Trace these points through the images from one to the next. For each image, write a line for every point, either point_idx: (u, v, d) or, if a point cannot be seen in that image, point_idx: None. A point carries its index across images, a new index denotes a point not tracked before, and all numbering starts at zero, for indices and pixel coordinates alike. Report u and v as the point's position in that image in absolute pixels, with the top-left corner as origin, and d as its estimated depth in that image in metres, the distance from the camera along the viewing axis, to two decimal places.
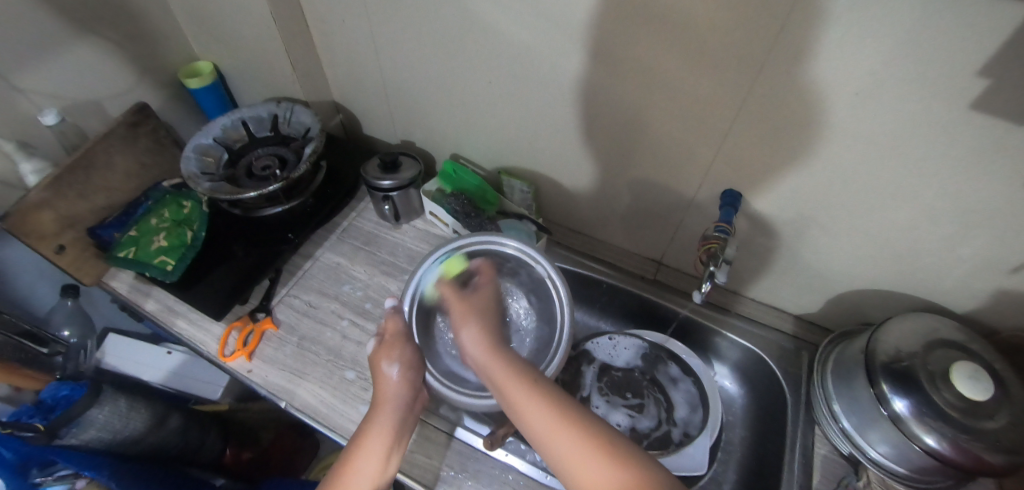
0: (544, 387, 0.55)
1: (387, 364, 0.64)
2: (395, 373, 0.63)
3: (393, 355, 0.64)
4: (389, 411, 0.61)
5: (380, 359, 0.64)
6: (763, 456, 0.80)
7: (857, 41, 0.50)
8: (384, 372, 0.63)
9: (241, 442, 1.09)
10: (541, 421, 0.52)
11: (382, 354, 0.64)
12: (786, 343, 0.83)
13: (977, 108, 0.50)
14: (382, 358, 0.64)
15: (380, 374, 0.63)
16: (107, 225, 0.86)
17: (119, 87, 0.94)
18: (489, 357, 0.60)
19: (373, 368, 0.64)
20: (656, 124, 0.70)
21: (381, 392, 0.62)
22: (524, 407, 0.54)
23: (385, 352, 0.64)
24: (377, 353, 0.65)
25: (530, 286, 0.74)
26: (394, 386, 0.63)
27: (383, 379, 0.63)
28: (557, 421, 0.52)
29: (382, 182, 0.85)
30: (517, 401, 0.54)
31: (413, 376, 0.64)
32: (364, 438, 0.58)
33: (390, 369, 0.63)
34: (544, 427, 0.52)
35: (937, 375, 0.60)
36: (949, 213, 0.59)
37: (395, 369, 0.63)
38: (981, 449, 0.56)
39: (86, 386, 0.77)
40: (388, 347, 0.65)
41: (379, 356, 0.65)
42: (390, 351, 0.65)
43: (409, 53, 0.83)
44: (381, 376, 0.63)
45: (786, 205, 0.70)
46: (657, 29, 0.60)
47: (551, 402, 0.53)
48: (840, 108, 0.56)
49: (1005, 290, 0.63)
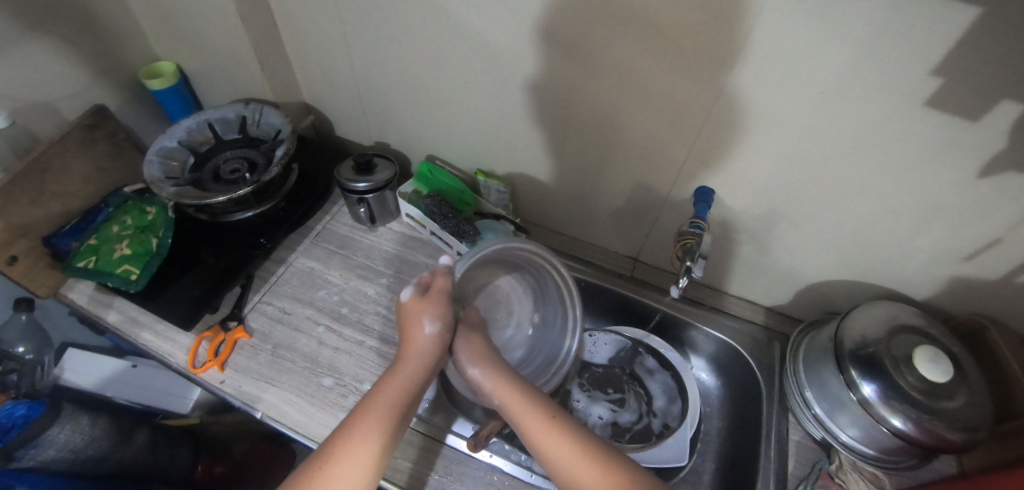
0: (557, 420, 0.56)
1: (427, 319, 0.62)
2: (431, 331, 0.62)
3: (436, 313, 0.62)
4: (417, 365, 0.61)
5: (421, 312, 0.62)
6: (739, 445, 0.82)
7: (821, 42, 0.53)
8: (415, 322, 0.62)
9: (212, 454, 1.01)
10: (572, 466, 0.52)
11: (421, 309, 0.62)
12: (759, 334, 0.85)
13: (931, 105, 0.52)
14: (422, 311, 0.62)
15: (415, 326, 0.62)
16: (63, 233, 0.81)
17: (74, 87, 0.89)
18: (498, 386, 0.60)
19: (410, 318, 0.63)
20: (631, 124, 0.71)
21: (410, 345, 0.62)
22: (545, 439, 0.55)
23: (428, 308, 0.62)
24: (415, 304, 0.63)
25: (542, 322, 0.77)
26: (426, 342, 0.62)
27: (418, 332, 0.62)
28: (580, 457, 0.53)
29: (356, 184, 0.83)
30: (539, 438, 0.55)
31: (446, 338, 0.63)
32: (386, 388, 0.59)
33: (428, 324, 0.62)
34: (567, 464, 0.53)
35: (900, 359, 0.63)
36: (909, 205, 0.62)
37: (434, 328, 0.62)
38: (942, 428, 0.59)
39: (44, 404, 0.72)
40: (428, 301, 0.63)
41: (417, 307, 0.63)
42: (433, 305, 0.62)
43: (383, 53, 0.82)
44: (416, 329, 0.62)
45: (757, 201, 0.72)
46: (630, 30, 0.61)
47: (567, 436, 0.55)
48: (807, 106, 0.58)
49: (960, 277, 0.67)
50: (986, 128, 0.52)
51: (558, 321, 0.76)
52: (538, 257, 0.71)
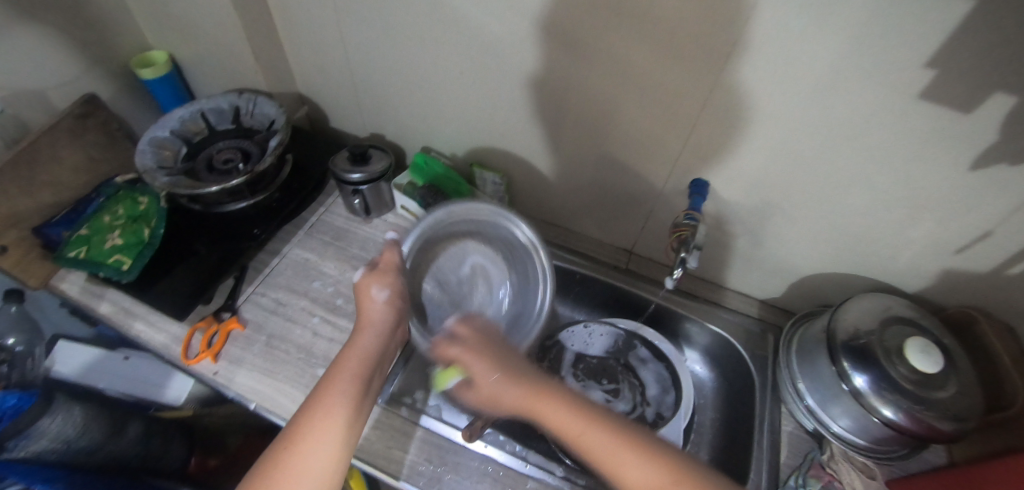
0: (578, 404, 0.52)
1: (376, 288, 0.64)
2: (383, 298, 0.63)
3: (383, 281, 0.64)
4: (372, 335, 0.61)
5: (370, 284, 0.64)
6: (732, 435, 0.81)
7: (815, 34, 0.53)
8: (368, 292, 0.64)
9: (206, 450, 1.04)
10: (609, 453, 0.49)
11: (370, 282, 0.64)
12: (753, 326, 0.86)
13: (924, 98, 0.53)
14: (371, 283, 0.64)
15: (367, 297, 0.63)
16: (54, 224, 0.80)
17: (64, 76, 0.88)
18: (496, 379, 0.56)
19: (361, 291, 0.64)
20: (626, 115, 0.71)
21: (364, 315, 0.62)
22: (583, 437, 0.50)
23: (377, 277, 0.65)
24: (365, 276, 0.65)
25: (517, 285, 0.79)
26: (380, 309, 0.63)
27: (369, 304, 0.63)
28: (615, 446, 0.49)
29: (351, 175, 0.82)
30: (576, 432, 0.51)
31: (399, 305, 0.64)
32: (346, 359, 0.58)
33: (378, 293, 0.64)
34: (613, 460, 0.49)
35: (892, 350, 0.64)
36: (902, 197, 0.63)
37: (384, 294, 0.63)
38: (932, 418, 0.60)
39: (35, 395, 0.72)
40: (382, 270, 0.65)
41: (367, 281, 0.65)
42: (379, 278, 0.64)
43: (379, 43, 0.81)
44: (368, 301, 0.63)
45: (752, 193, 0.72)
46: (626, 20, 0.61)
47: (600, 424, 0.51)
48: (801, 98, 0.58)
49: (951, 270, 0.67)
50: (979, 120, 0.52)
51: (528, 276, 0.78)
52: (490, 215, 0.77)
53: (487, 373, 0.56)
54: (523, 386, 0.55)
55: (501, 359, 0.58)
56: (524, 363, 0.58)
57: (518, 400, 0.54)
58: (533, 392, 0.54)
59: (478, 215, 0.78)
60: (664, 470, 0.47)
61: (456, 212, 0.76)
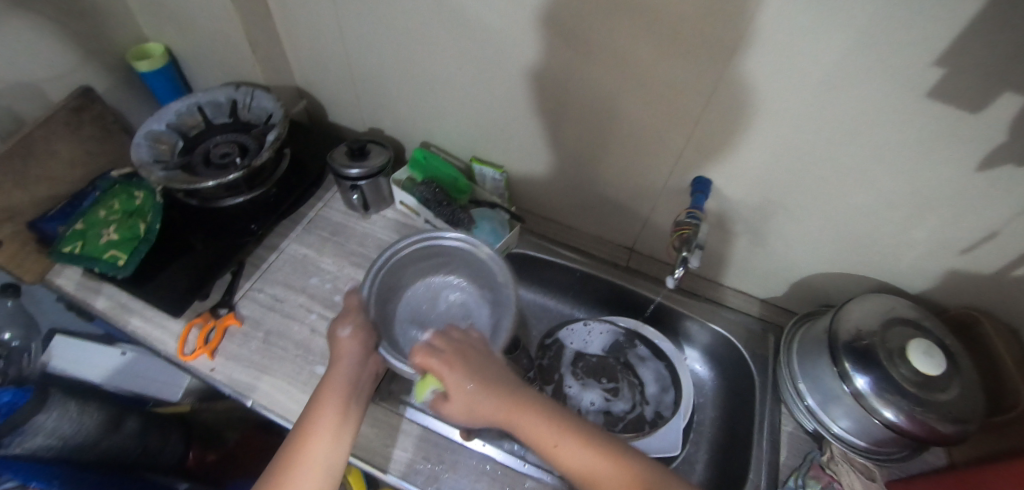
0: (560, 418, 0.56)
1: (341, 325, 0.65)
2: (348, 334, 0.65)
3: (347, 318, 0.66)
4: (343, 368, 0.63)
5: (336, 324, 0.66)
6: (732, 435, 0.81)
7: (822, 30, 0.52)
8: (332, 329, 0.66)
9: (205, 444, 1.03)
10: (590, 467, 0.53)
11: (337, 322, 0.66)
12: (753, 325, 0.85)
13: (932, 97, 0.52)
14: (338, 323, 0.66)
15: (335, 334, 0.65)
16: (50, 218, 0.80)
17: (60, 68, 0.87)
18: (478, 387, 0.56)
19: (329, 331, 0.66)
20: (628, 112, 0.70)
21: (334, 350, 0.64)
22: (558, 449, 0.54)
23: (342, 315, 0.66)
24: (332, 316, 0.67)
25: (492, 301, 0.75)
26: (349, 343, 0.64)
27: (336, 342, 0.64)
28: (599, 461, 0.53)
29: (349, 170, 0.82)
30: (551, 444, 0.54)
31: (365, 337, 0.65)
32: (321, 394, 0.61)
33: (343, 330, 0.65)
34: (592, 472, 0.53)
35: (894, 351, 0.63)
36: (907, 197, 0.62)
37: (348, 331, 0.65)
38: (934, 420, 0.59)
39: (30, 390, 0.70)
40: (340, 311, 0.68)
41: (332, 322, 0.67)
42: (346, 317, 0.66)
43: (378, 36, 0.80)
44: (336, 338, 0.65)
45: (755, 191, 0.71)
46: (629, 15, 0.60)
47: (583, 441, 0.55)
48: (806, 96, 0.57)
49: (955, 270, 0.67)
50: (987, 120, 0.51)
51: (485, 271, 0.75)
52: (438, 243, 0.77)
53: (463, 382, 0.56)
54: (503, 398, 0.56)
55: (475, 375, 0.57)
56: (501, 372, 0.59)
57: (494, 409, 0.56)
58: (511, 407, 0.56)
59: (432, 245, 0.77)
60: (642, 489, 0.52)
61: (408, 248, 0.76)
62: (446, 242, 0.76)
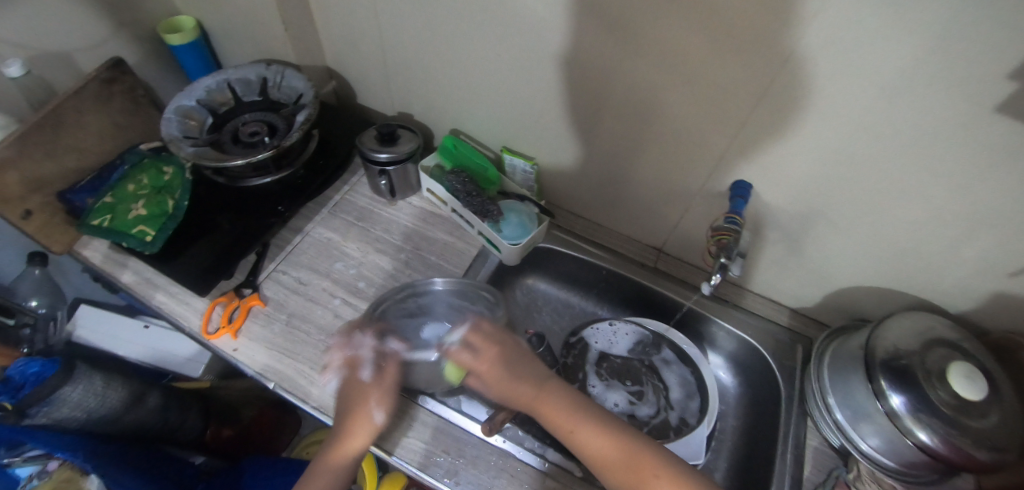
0: (578, 409, 0.63)
1: (376, 410, 0.64)
2: (378, 421, 0.64)
3: (383, 402, 0.65)
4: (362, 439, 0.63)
5: (371, 400, 0.65)
6: (753, 446, 0.80)
7: (889, 34, 0.49)
8: (360, 376, 0.67)
9: (222, 419, 1.03)
10: (603, 450, 0.59)
11: (376, 396, 0.65)
12: (782, 335, 0.83)
13: (1000, 111, 0.49)
14: (377, 401, 0.65)
15: (370, 405, 0.64)
16: (79, 190, 0.79)
17: (92, 39, 0.86)
18: (506, 382, 0.66)
19: (348, 368, 0.68)
20: (670, 109, 0.68)
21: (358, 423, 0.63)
22: (575, 433, 0.61)
23: (377, 395, 0.65)
24: (363, 351, 0.69)
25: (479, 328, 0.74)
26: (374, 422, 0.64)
27: (365, 421, 0.63)
28: (610, 445, 0.59)
29: (378, 154, 0.81)
30: (570, 427, 0.61)
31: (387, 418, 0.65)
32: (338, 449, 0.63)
33: (377, 415, 0.64)
34: (605, 455, 0.59)
35: (933, 372, 0.61)
36: (960, 215, 0.59)
37: (381, 417, 0.64)
38: (971, 446, 0.58)
39: (58, 362, 0.72)
40: (363, 352, 0.69)
41: (353, 361, 0.69)
42: (386, 395, 0.66)
43: (413, 19, 0.78)
44: (367, 412, 0.64)
45: (797, 199, 0.69)
46: (680, 9, 0.57)
47: (597, 428, 0.61)
48: (864, 103, 0.55)
49: (1002, 293, 0.64)
50: None
51: (462, 292, 0.77)
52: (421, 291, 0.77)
53: (495, 374, 0.66)
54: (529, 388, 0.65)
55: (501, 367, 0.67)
56: (529, 366, 0.67)
57: (522, 397, 0.65)
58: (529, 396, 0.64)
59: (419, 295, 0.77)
60: (647, 469, 0.57)
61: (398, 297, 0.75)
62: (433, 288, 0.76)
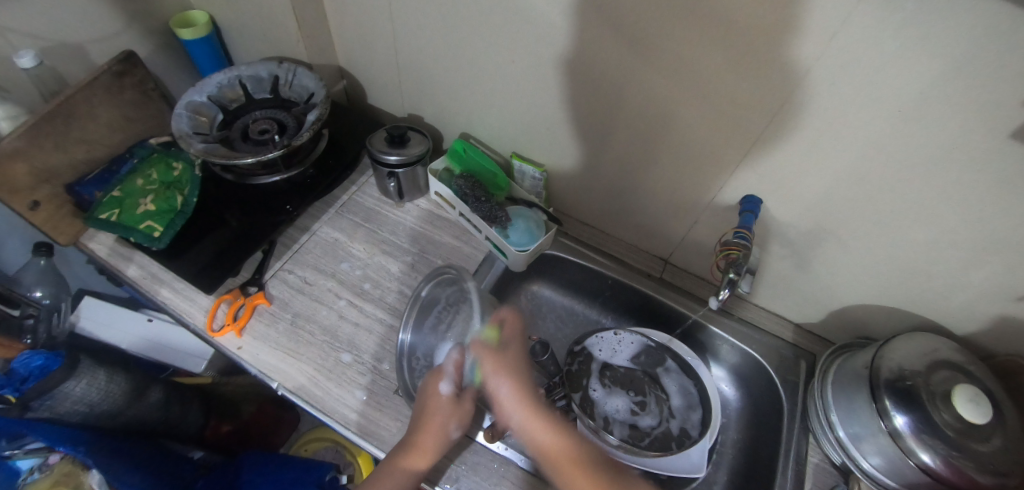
0: (569, 446, 0.61)
1: (442, 382, 0.63)
2: (447, 392, 0.63)
3: (445, 372, 0.64)
4: (435, 426, 0.61)
5: (440, 398, 0.63)
6: (754, 460, 0.80)
7: (907, 58, 0.49)
8: (439, 389, 0.63)
9: (222, 414, 1.01)
10: (586, 487, 0.58)
11: (450, 414, 0.62)
12: (786, 350, 0.83)
13: (1016, 137, 0.48)
14: (450, 419, 0.62)
15: (441, 421, 0.61)
16: (87, 182, 0.80)
17: (104, 32, 0.86)
18: (513, 398, 0.62)
19: (430, 376, 0.64)
20: (683, 122, 0.67)
21: (426, 403, 0.62)
22: (557, 460, 0.60)
23: (439, 376, 0.64)
24: (448, 364, 0.64)
25: (457, 300, 0.69)
26: (445, 403, 0.63)
27: (439, 404, 0.62)
28: (590, 485, 0.58)
29: (388, 156, 0.81)
30: (551, 459, 0.60)
31: (458, 407, 0.63)
32: (414, 438, 0.61)
33: (444, 386, 0.63)
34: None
35: (938, 394, 0.61)
36: (971, 238, 0.59)
37: (449, 389, 0.63)
38: (973, 470, 0.58)
39: (63, 356, 0.71)
40: (447, 364, 0.65)
41: (437, 370, 0.65)
42: (460, 416, 0.63)
43: (427, 21, 0.78)
44: (439, 426, 0.61)
45: (807, 216, 0.69)
46: (698, 24, 0.57)
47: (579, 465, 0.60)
48: (879, 124, 0.54)
49: (1008, 317, 0.64)
50: None
51: (427, 308, 0.71)
52: (403, 347, 0.69)
53: (501, 389, 0.62)
54: (527, 416, 0.62)
55: (516, 372, 0.64)
56: (536, 390, 0.65)
57: (524, 422, 0.62)
58: (542, 421, 0.62)
59: (413, 355, 0.69)
60: None
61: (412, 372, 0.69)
62: (406, 337, 0.69)
